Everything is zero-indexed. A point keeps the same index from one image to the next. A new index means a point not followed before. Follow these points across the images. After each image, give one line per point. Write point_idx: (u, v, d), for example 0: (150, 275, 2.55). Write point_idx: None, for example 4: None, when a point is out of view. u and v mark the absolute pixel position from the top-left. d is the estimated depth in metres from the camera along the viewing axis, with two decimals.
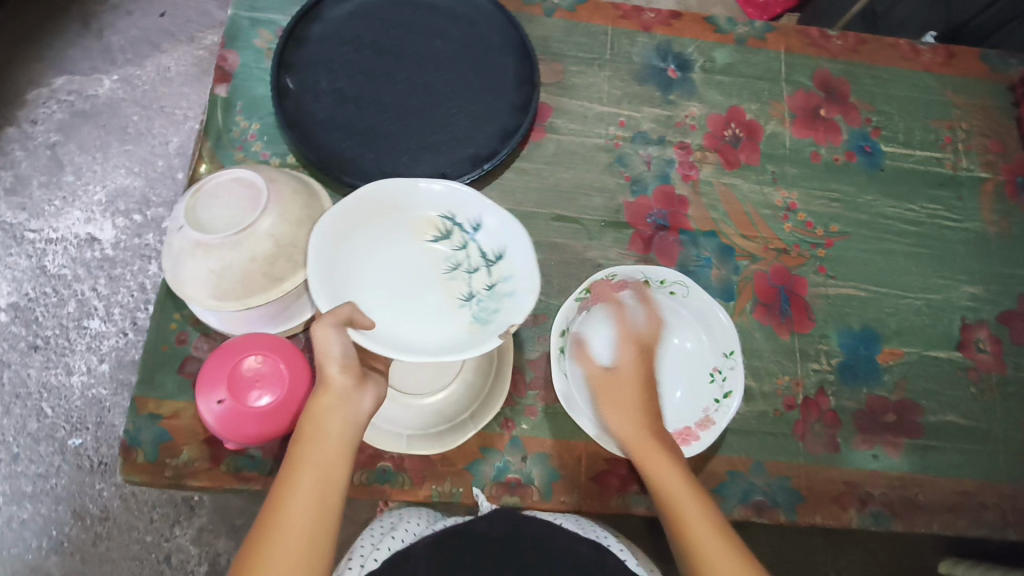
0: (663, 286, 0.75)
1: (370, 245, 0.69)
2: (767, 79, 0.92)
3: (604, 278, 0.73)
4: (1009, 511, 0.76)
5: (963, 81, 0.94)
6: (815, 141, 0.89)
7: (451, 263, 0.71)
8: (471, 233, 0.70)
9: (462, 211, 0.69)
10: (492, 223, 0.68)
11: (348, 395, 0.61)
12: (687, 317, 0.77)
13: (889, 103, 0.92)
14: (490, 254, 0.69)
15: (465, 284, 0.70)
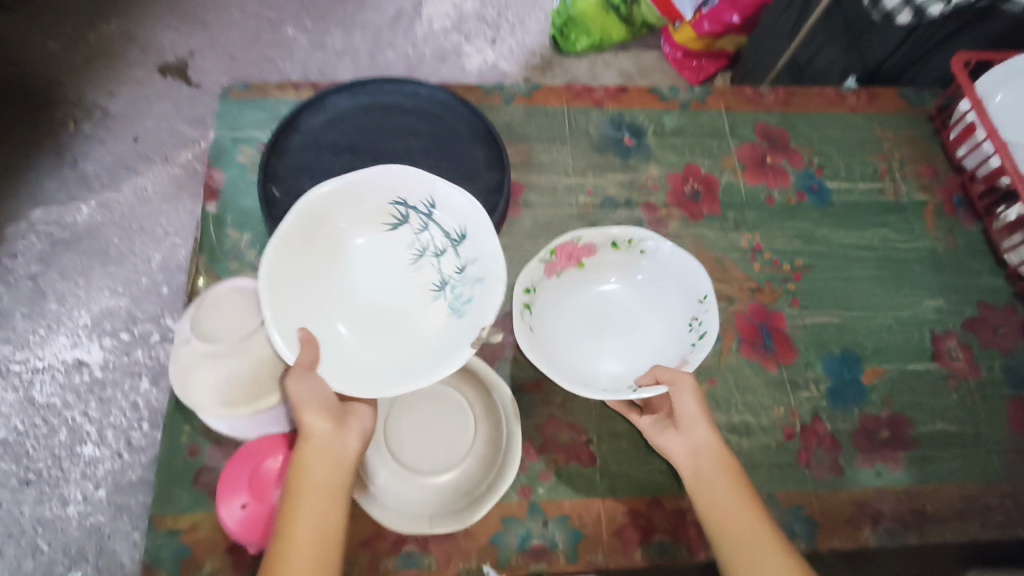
0: (632, 245, 0.83)
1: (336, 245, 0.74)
2: (713, 136, 1.00)
3: (571, 241, 0.81)
4: (1012, 509, 0.79)
5: (887, 118, 1.04)
6: (767, 186, 0.96)
7: (416, 249, 0.76)
8: (427, 212, 0.74)
9: (416, 194, 0.73)
10: (447, 203, 0.72)
11: (332, 442, 0.63)
12: (658, 273, 0.84)
13: (825, 143, 1.01)
14: (453, 235, 0.73)
15: (435, 270, 0.75)
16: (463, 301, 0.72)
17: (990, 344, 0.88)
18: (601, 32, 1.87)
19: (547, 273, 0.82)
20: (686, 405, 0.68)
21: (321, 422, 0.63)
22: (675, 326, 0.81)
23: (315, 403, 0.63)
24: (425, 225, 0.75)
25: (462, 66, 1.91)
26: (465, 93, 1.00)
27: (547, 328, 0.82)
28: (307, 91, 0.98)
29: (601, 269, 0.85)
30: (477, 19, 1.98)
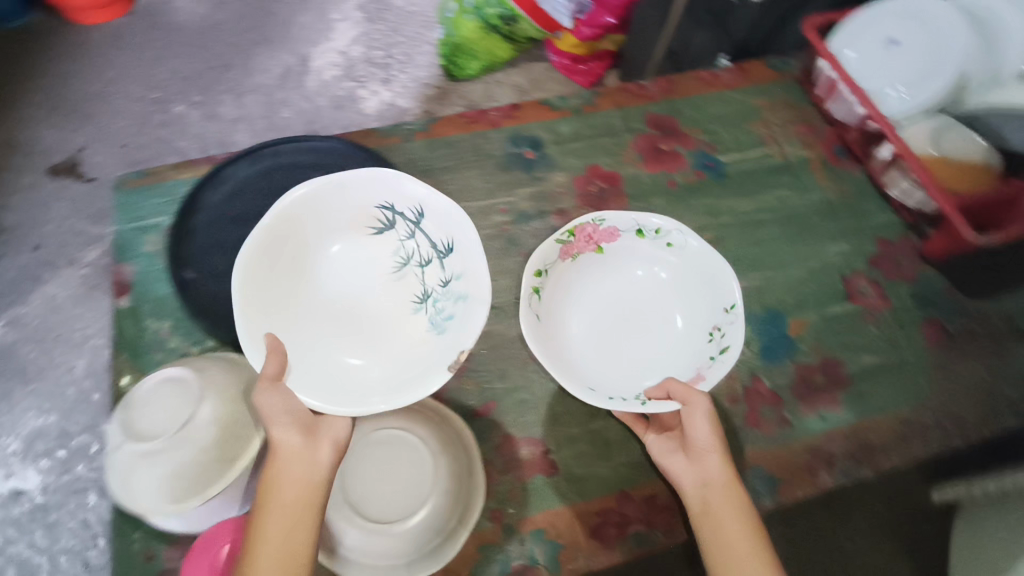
0: (657, 234, 0.88)
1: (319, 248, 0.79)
2: (608, 134, 1.04)
3: (595, 222, 0.87)
4: (945, 421, 0.85)
5: (761, 87, 1.12)
6: (667, 171, 1.01)
7: (400, 259, 0.81)
8: (415, 220, 0.78)
9: (404, 202, 0.77)
10: (435, 214, 0.76)
11: (302, 452, 0.67)
12: (675, 265, 0.88)
13: (711, 122, 1.07)
14: (441, 247, 0.77)
15: (417, 279, 0.81)
16: (442, 317, 0.76)
17: (894, 275, 0.95)
18: (490, 56, 1.96)
19: (563, 253, 0.86)
20: (699, 427, 0.70)
21: (292, 436, 0.67)
22: (696, 334, 0.84)
23: (284, 418, 0.68)
24: (412, 231, 0.80)
25: (360, 109, 1.94)
26: (364, 138, 1.01)
27: (555, 312, 0.85)
28: (202, 165, 0.96)
29: (621, 259, 0.89)
30: (365, 62, 2.02)
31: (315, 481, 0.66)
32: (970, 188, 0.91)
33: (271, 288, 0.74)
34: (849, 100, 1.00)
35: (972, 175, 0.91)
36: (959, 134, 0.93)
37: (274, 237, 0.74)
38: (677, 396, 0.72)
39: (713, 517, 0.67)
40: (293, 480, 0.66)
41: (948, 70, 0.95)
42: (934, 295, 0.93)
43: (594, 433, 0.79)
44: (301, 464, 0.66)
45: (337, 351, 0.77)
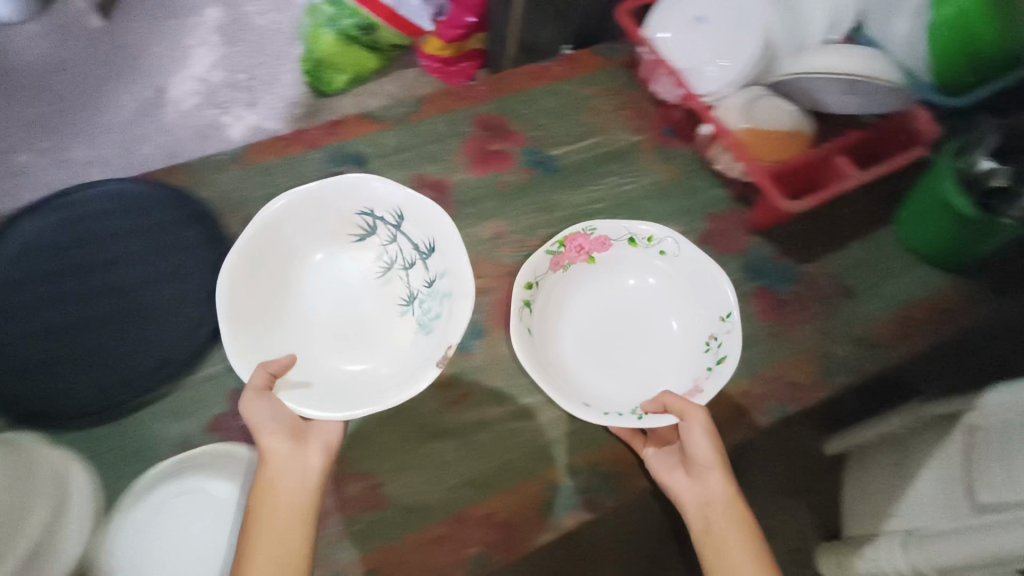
0: (651, 243, 0.89)
1: (294, 260, 0.83)
2: (435, 141, 1.01)
3: (584, 231, 0.87)
4: (780, 390, 0.86)
5: (590, 76, 1.10)
6: (496, 172, 0.99)
7: (386, 263, 0.86)
8: (394, 225, 0.83)
9: (381, 208, 0.82)
10: (412, 219, 0.81)
11: (290, 457, 0.70)
12: (665, 270, 0.90)
13: (542, 116, 1.05)
14: (422, 248, 0.81)
15: (403, 283, 0.85)
16: (429, 316, 0.80)
17: (726, 249, 0.96)
18: (349, 46, 1.65)
19: (553, 265, 0.87)
20: (699, 443, 0.71)
21: (281, 442, 0.70)
22: (692, 341, 0.85)
23: (273, 425, 0.70)
24: (392, 236, 0.84)
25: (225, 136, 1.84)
26: (172, 175, 0.95)
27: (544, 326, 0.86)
28: None
29: (610, 268, 0.90)
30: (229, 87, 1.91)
31: (307, 484, 0.69)
32: (784, 156, 0.93)
33: (255, 302, 0.78)
34: (666, 83, 1.02)
35: (786, 143, 0.93)
36: (769, 103, 0.95)
37: (252, 253, 0.78)
38: (674, 409, 0.72)
39: (714, 537, 0.68)
40: (292, 478, 0.69)
41: (750, 44, 0.96)
42: (763, 265, 0.95)
43: (426, 456, 0.78)
44: (294, 469, 0.70)
45: (332, 353, 0.82)
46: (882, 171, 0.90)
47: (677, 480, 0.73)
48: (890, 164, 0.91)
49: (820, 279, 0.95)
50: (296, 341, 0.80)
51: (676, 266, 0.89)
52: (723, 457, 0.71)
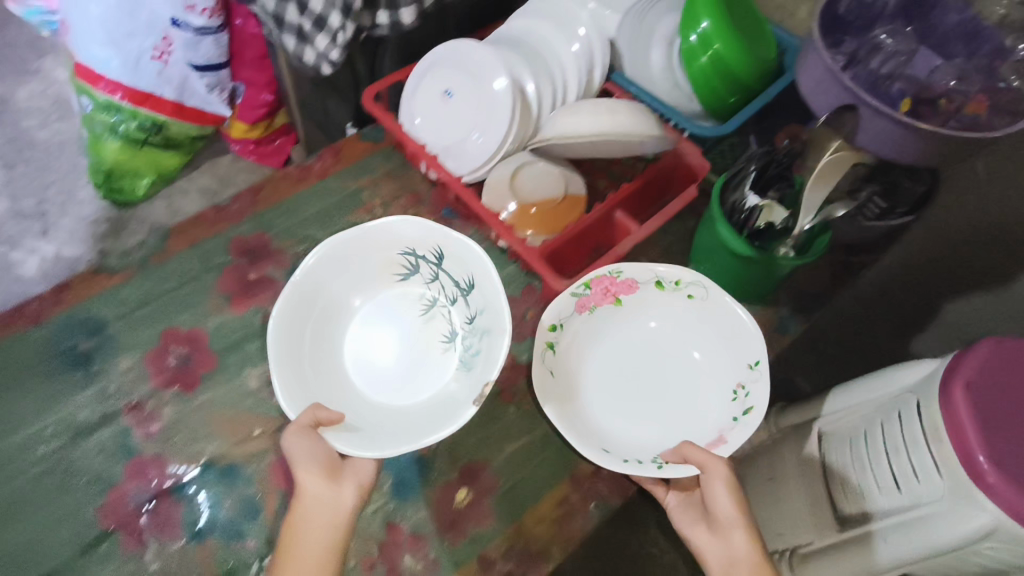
0: (680, 287, 0.87)
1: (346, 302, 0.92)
2: (186, 282, 0.88)
3: (613, 275, 0.85)
4: (602, 484, 0.80)
5: (358, 165, 1.01)
6: (260, 305, 0.87)
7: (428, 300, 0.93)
8: (435, 263, 0.91)
9: (425, 250, 0.89)
10: (449, 255, 0.88)
11: (327, 494, 0.69)
12: (698, 316, 0.87)
13: (308, 225, 0.95)
14: (462, 285, 0.89)
15: (444, 319, 0.92)
16: (469, 352, 0.86)
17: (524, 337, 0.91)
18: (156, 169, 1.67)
19: (579, 308, 0.85)
20: (719, 497, 0.72)
21: (316, 480, 0.69)
22: (720, 387, 0.84)
23: (308, 463, 0.69)
24: (434, 274, 0.92)
25: (19, 276, 1.65)
26: None
27: (573, 370, 0.86)
28: None
29: (638, 309, 0.89)
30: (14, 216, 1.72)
31: (340, 516, 0.69)
32: (557, 227, 0.89)
33: (308, 354, 0.85)
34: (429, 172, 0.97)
35: (559, 211, 0.89)
36: (536, 171, 0.91)
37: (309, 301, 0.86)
38: (695, 462, 0.74)
39: None
40: (321, 514, 0.68)
41: (505, 110, 0.90)
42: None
43: None
44: (325, 504, 0.69)
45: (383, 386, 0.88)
46: (659, 222, 0.88)
47: (700, 535, 0.74)
48: (664, 213, 0.88)
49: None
50: (376, 371, 0.89)
51: (702, 310, 0.87)
52: (746, 512, 0.71)
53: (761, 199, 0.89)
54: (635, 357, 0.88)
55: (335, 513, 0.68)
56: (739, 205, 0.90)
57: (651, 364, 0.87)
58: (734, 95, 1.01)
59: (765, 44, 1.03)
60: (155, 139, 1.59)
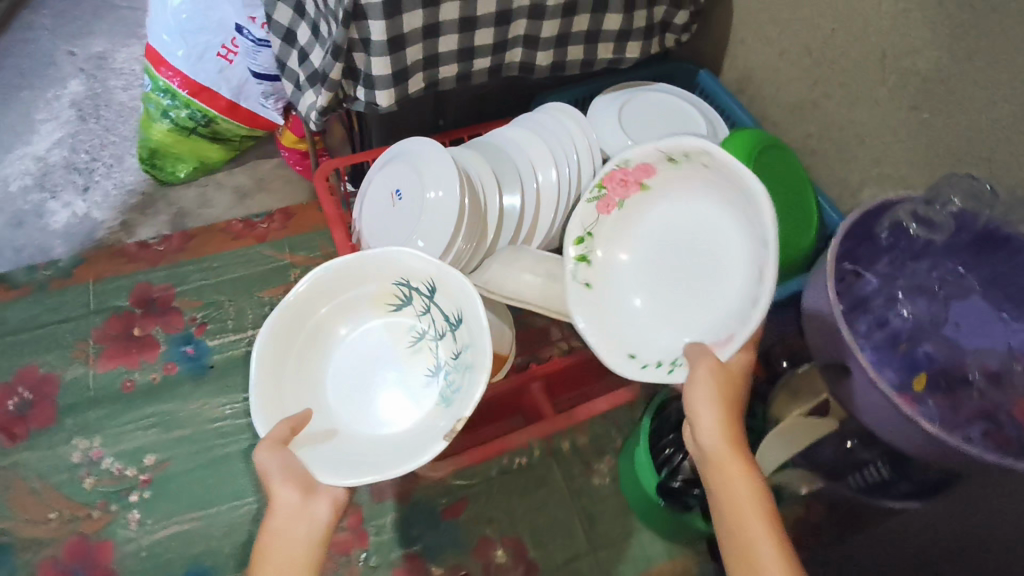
0: (688, 156, 0.61)
1: (320, 334, 0.71)
2: (70, 319, 0.83)
3: (618, 167, 0.65)
4: None
5: (301, 237, 0.93)
6: (126, 368, 0.80)
7: (416, 333, 0.73)
8: (429, 294, 0.70)
9: (416, 277, 0.70)
10: (444, 284, 0.68)
11: (297, 509, 0.56)
12: (725, 196, 0.60)
13: (220, 291, 0.87)
14: (452, 316, 0.68)
15: (431, 355, 0.71)
16: (450, 389, 0.66)
17: (379, 496, 0.77)
18: (197, 157, 1.35)
19: (603, 210, 0.68)
20: (700, 411, 0.54)
21: (291, 491, 0.56)
22: (743, 273, 0.59)
23: (282, 474, 0.56)
24: (427, 309, 0.72)
25: (45, 225, 1.35)
26: None
27: (612, 275, 0.69)
28: None
29: (672, 193, 0.66)
30: (64, 166, 1.43)
31: (312, 540, 0.54)
32: None
33: (279, 380, 0.67)
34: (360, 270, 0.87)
35: None
36: None
37: (289, 328, 0.68)
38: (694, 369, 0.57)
39: (731, 526, 0.49)
40: (294, 539, 0.54)
41: (448, 221, 0.77)
42: (420, 527, 0.75)
43: None
44: (300, 523, 0.55)
45: (357, 423, 0.69)
46: (574, 419, 0.74)
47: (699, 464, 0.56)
48: (584, 409, 0.75)
49: (494, 548, 0.75)
50: (352, 408, 0.70)
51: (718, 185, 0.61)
52: (732, 427, 0.54)
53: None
54: (677, 249, 0.65)
55: (313, 536, 0.55)
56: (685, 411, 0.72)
57: (693, 250, 0.64)
58: None
59: (795, 226, 0.86)
60: (204, 130, 1.30)
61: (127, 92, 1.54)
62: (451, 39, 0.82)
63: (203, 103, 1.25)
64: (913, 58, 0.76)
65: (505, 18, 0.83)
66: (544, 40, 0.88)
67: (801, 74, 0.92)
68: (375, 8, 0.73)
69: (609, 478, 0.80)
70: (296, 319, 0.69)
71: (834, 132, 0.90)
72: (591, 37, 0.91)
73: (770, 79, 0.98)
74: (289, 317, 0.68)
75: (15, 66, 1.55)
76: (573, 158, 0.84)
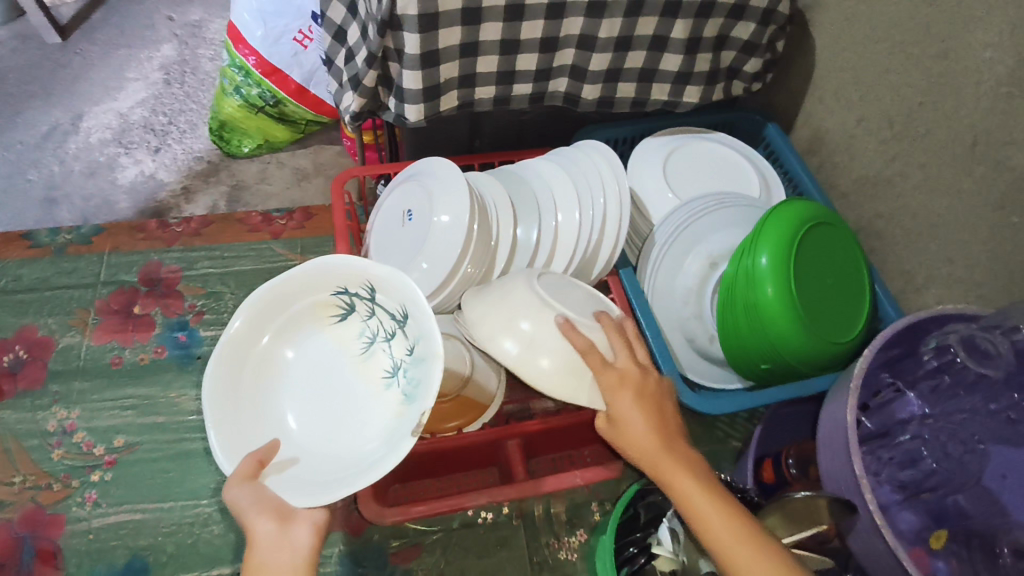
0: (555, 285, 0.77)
1: (268, 363, 0.63)
2: (81, 286, 0.93)
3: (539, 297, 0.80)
4: None
5: (313, 241, 1.01)
6: (119, 343, 0.88)
7: (366, 337, 0.64)
8: (370, 296, 0.63)
9: (353, 279, 0.63)
10: (383, 283, 0.62)
11: (274, 541, 0.53)
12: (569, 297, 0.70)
13: (222, 282, 0.95)
14: (397, 315, 0.62)
15: (386, 358, 0.63)
16: (411, 384, 0.60)
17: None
18: (263, 135, 1.26)
19: None
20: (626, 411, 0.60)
21: (269, 524, 0.54)
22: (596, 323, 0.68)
23: (254, 510, 0.53)
24: (372, 312, 0.64)
25: (114, 180, 1.27)
26: None
27: None
28: None
29: None
30: (143, 126, 1.35)
31: (295, 569, 0.53)
32: (440, 423, 0.71)
33: (235, 417, 0.60)
34: None
35: (447, 411, 0.71)
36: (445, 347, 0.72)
37: (228, 368, 0.60)
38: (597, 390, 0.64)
39: (696, 514, 0.55)
40: (278, 571, 0.53)
41: (453, 248, 0.72)
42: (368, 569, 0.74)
43: None
44: (283, 557, 0.53)
45: (323, 445, 0.61)
46: (544, 489, 0.68)
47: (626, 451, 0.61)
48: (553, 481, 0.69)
49: None
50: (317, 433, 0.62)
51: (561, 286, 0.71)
52: (645, 406, 0.61)
53: (671, 545, 0.62)
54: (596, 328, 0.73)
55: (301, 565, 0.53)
56: (655, 507, 0.67)
57: None
58: (767, 365, 0.73)
59: (842, 314, 0.75)
60: (271, 110, 1.22)
61: (218, 61, 1.45)
62: (491, 60, 0.78)
63: (273, 84, 1.17)
64: (1011, 150, 0.66)
65: (551, 44, 0.78)
66: (592, 73, 0.82)
67: (877, 147, 0.80)
68: (411, 20, 0.69)
69: (576, 555, 0.76)
70: (235, 354, 0.61)
71: (905, 218, 0.78)
72: (645, 76, 0.84)
73: (843, 146, 0.86)
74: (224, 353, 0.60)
75: (119, 19, 1.49)
76: (598, 203, 0.77)
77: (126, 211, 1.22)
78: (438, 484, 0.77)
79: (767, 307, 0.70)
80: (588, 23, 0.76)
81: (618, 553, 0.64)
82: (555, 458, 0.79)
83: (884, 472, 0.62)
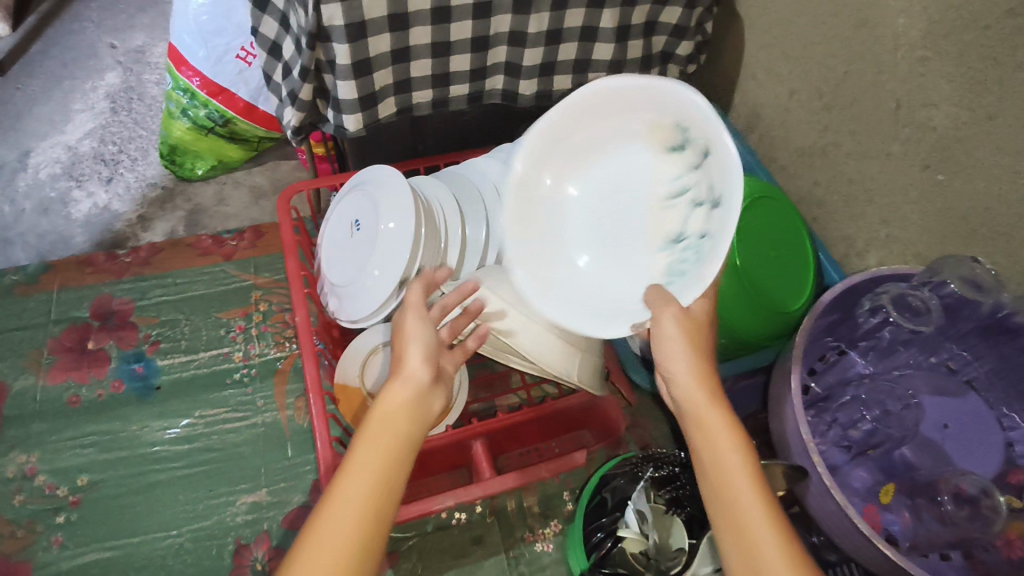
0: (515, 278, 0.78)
1: (592, 142, 0.63)
2: (30, 327, 0.92)
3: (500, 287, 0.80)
4: None
5: (267, 258, 1.01)
6: (75, 381, 0.87)
7: (678, 185, 0.62)
8: (700, 155, 0.59)
9: (693, 120, 0.57)
10: (719, 152, 0.56)
11: (419, 391, 0.54)
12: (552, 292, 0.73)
13: (178, 310, 0.94)
14: (713, 191, 0.58)
15: (682, 217, 0.62)
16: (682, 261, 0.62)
17: (294, 525, 0.79)
18: (216, 156, 1.24)
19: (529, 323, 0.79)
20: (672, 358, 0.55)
21: (421, 365, 0.56)
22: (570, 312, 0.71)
23: (420, 342, 0.57)
24: (697, 165, 0.60)
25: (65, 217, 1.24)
26: None
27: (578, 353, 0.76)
28: None
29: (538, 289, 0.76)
30: (92, 157, 1.33)
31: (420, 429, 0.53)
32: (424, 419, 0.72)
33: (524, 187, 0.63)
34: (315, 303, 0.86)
35: None
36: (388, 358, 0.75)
37: (566, 123, 0.61)
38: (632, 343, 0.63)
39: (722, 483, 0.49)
40: (400, 421, 0.52)
41: (403, 252, 0.73)
42: None
43: None
44: (408, 396, 0.54)
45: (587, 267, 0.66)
46: (510, 482, 0.68)
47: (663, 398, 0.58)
48: (518, 475, 0.69)
49: None
50: (622, 244, 0.65)
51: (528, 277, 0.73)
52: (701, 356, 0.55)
53: (635, 524, 0.63)
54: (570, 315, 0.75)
55: (417, 427, 0.53)
56: (620, 492, 0.66)
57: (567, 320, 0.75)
58: (725, 340, 0.74)
59: (789, 285, 0.77)
60: (221, 130, 1.19)
61: (163, 85, 1.42)
62: (423, 63, 0.78)
63: (220, 104, 1.14)
64: (929, 112, 0.67)
65: (482, 43, 0.78)
66: (527, 68, 0.82)
67: (810, 118, 0.82)
68: (337, 31, 0.69)
69: (552, 545, 0.77)
70: (561, 121, 0.61)
71: (842, 183, 0.80)
72: (580, 66, 0.85)
73: (779, 120, 0.87)
74: (549, 132, 0.61)
75: (58, 51, 1.46)
76: None
77: (78, 247, 1.20)
78: (409, 490, 0.77)
79: (721, 281, 0.71)
80: (516, 19, 0.77)
81: (588, 541, 0.66)
82: (525, 452, 0.80)
83: (831, 434, 0.65)
